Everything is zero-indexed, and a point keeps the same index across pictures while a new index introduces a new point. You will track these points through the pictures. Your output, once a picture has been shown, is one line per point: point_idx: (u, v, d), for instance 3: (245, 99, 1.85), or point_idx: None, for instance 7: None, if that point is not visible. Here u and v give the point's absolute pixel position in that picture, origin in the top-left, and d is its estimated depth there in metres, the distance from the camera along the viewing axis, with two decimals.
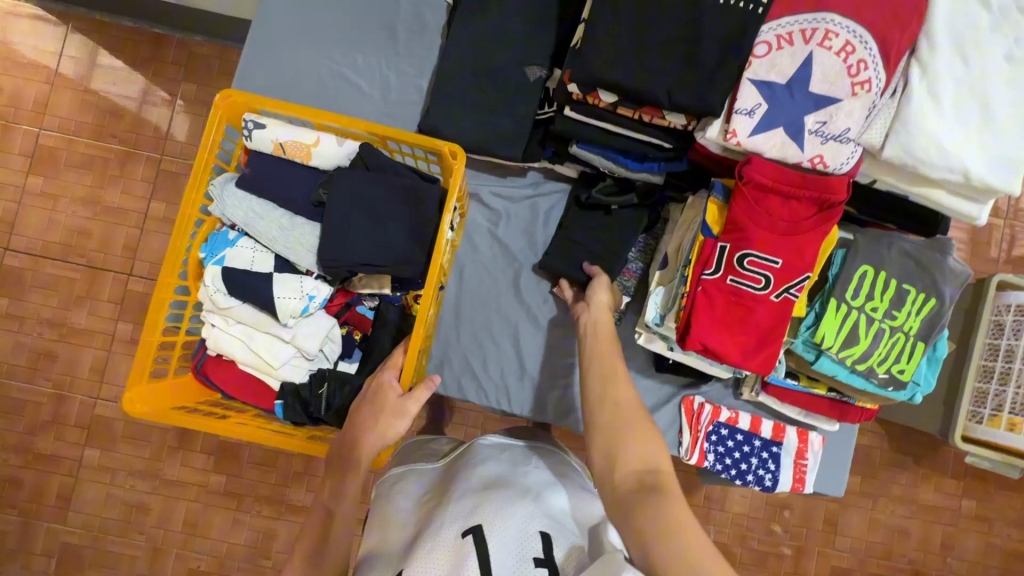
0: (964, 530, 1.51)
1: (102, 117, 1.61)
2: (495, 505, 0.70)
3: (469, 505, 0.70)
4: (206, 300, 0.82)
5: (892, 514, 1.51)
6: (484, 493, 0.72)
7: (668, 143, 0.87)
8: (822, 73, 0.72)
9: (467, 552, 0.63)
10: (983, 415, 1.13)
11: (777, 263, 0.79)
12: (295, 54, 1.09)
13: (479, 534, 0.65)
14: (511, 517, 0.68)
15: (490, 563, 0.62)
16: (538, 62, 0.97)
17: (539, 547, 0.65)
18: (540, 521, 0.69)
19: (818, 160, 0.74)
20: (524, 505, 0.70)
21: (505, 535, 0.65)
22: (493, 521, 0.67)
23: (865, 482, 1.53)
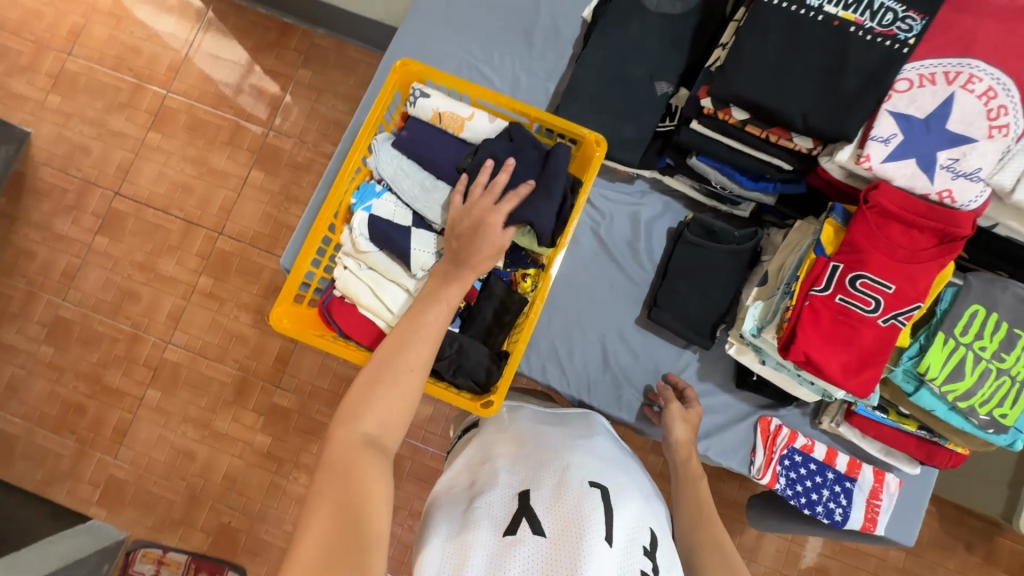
0: None
1: (223, 89, 1.76)
2: (618, 479, 0.73)
3: (596, 464, 0.73)
4: (347, 242, 0.90)
5: None
6: (608, 465, 0.75)
7: (791, 164, 0.92)
8: (962, 114, 0.76)
9: (595, 502, 0.66)
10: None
11: (890, 288, 0.82)
12: (437, 45, 1.19)
13: (606, 496, 0.67)
14: (630, 497, 0.71)
15: (613, 525, 0.64)
16: (667, 78, 1.05)
17: (647, 538, 0.68)
18: (650, 519, 0.72)
19: (946, 194, 0.77)
20: (640, 496, 0.73)
21: (626, 510, 0.69)
22: (618, 493, 0.70)
23: (910, 558, 1.50)
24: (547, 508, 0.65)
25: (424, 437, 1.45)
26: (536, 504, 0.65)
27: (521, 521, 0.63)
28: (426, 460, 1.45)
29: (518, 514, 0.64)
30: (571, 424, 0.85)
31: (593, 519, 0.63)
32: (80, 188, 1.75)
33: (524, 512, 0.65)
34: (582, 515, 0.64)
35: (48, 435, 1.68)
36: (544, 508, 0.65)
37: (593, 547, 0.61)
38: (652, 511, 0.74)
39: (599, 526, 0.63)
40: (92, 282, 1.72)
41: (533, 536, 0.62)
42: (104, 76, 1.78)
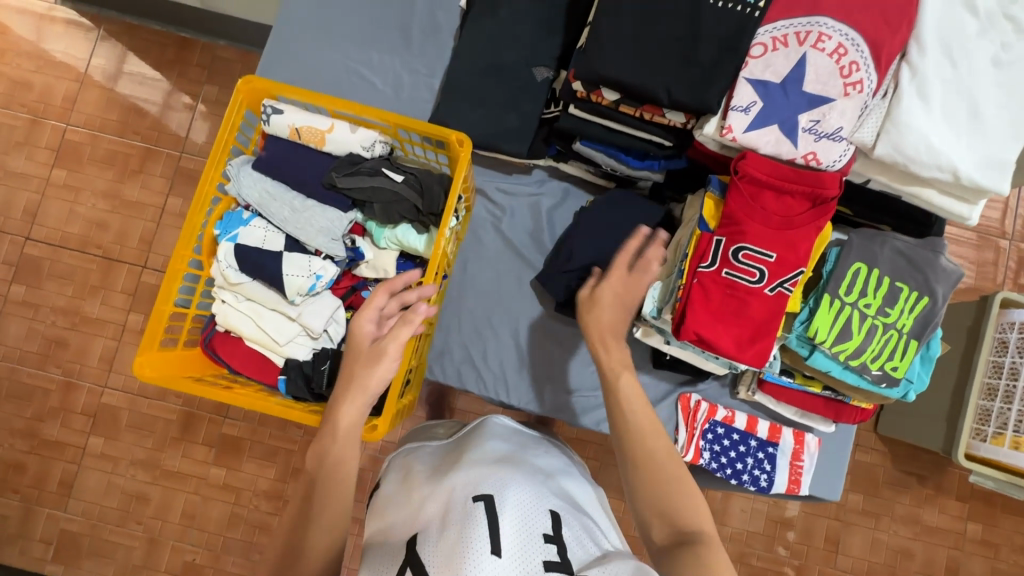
0: (968, 553, 1.52)
1: (126, 116, 1.67)
2: (506, 479, 0.70)
3: (481, 473, 0.70)
4: (218, 276, 0.85)
5: (892, 533, 1.53)
6: (497, 468, 0.72)
7: (669, 140, 0.90)
8: (816, 74, 0.75)
9: (478, 516, 0.62)
10: (987, 433, 1.23)
11: (771, 257, 0.81)
12: (315, 51, 1.14)
13: (491, 502, 0.64)
14: (522, 494, 0.68)
15: (499, 529, 0.61)
16: (545, 63, 1.01)
17: (548, 524, 0.65)
18: (549, 503, 0.70)
19: (811, 156, 0.76)
20: (536, 489, 0.71)
21: (518, 507, 0.65)
22: (505, 494, 0.66)
23: (868, 500, 1.54)
24: (433, 546, 0.62)
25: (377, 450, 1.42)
26: (419, 548, 0.61)
27: (403, 573, 0.60)
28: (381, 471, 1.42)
29: (401, 567, 0.61)
30: (465, 439, 0.82)
31: (476, 533, 0.60)
32: None
33: (408, 562, 0.61)
34: (463, 536, 0.60)
35: None
36: (428, 550, 0.61)
37: (477, 564, 0.57)
38: (552, 499, 0.71)
39: (483, 538, 0.59)
40: (16, 334, 1.64)
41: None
42: None
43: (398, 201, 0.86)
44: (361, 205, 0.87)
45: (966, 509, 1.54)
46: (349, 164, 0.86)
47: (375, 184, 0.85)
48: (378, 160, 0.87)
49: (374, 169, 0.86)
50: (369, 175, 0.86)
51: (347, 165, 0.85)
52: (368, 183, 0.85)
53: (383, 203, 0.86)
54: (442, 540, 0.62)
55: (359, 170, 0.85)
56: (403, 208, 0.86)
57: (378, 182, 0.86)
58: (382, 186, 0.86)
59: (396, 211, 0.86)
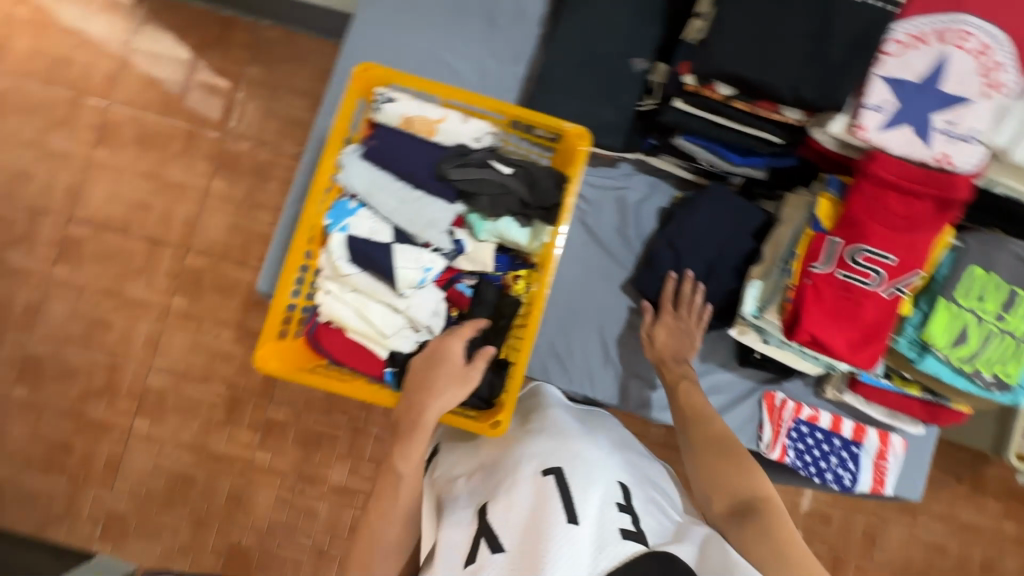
0: (1003, 550, 1.56)
1: (170, 95, 1.64)
2: (571, 451, 0.73)
3: (550, 446, 0.74)
4: (327, 266, 0.84)
5: (930, 530, 1.56)
6: (565, 438, 0.75)
7: (780, 137, 0.89)
8: (955, 74, 0.73)
9: (550, 491, 0.66)
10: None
11: (891, 259, 0.80)
12: (395, 35, 1.11)
13: (560, 476, 0.68)
14: (591, 466, 0.71)
15: (573, 500, 0.65)
16: (643, 54, 1.00)
17: (618, 494, 0.69)
18: (618, 475, 0.73)
19: (943, 159, 0.75)
20: (605, 458, 0.74)
21: (589, 480, 0.69)
22: (574, 467, 0.70)
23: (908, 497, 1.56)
24: (505, 516, 0.66)
25: None
26: (491, 518, 0.66)
27: (479, 542, 0.65)
28: None
29: (477, 537, 0.65)
30: (527, 413, 0.86)
31: (552, 506, 0.64)
32: (29, 216, 1.63)
33: (482, 532, 0.65)
34: (539, 510, 0.64)
35: (38, 476, 1.61)
36: (502, 520, 0.66)
37: (556, 534, 0.61)
38: (618, 470, 0.74)
39: (558, 511, 0.63)
40: (59, 314, 1.63)
41: (493, 554, 0.63)
42: (37, 92, 1.64)
43: (506, 195, 0.84)
44: (466, 198, 0.85)
45: (1003, 507, 1.57)
46: (458, 154, 0.84)
47: (484, 176, 0.83)
48: (485, 151, 0.85)
49: (481, 161, 0.84)
50: (478, 167, 0.84)
51: (456, 157, 0.84)
52: (476, 175, 0.83)
53: (490, 196, 0.84)
54: (516, 511, 0.66)
55: (468, 161, 0.84)
56: (510, 202, 0.84)
57: (487, 175, 0.84)
58: (490, 179, 0.84)
59: (503, 205, 0.84)
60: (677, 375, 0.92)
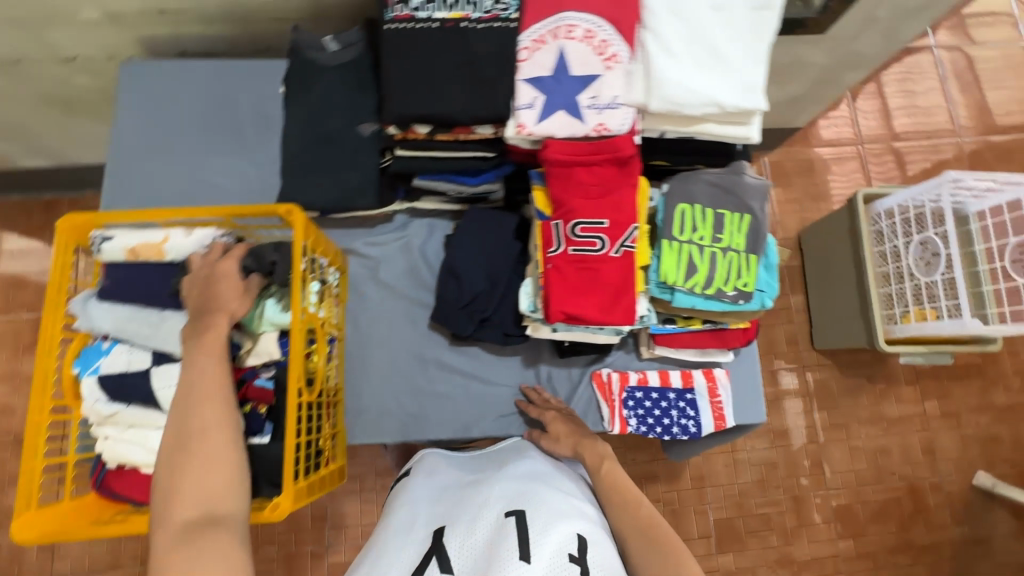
0: (935, 430, 1.62)
1: (6, 291, 1.59)
2: (537, 496, 0.76)
3: (516, 488, 0.77)
4: (92, 413, 0.83)
5: (864, 437, 1.61)
6: (531, 486, 0.79)
7: (490, 151, 0.97)
8: (577, 59, 0.84)
9: (510, 529, 0.69)
10: (896, 316, 1.32)
11: (604, 223, 0.88)
12: (155, 173, 1.17)
13: (521, 516, 0.71)
14: (554, 511, 0.73)
15: (528, 542, 0.67)
16: (368, 118, 1.08)
17: (573, 546, 0.69)
18: (580, 525, 0.73)
19: (600, 128, 0.84)
20: (569, 508, 0.76)
21: (548, 524, 0.71)
22: (538, 509, 0.73)
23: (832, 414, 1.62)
24: (459, 544, 0.71)
25: None
26: (447, 541, 0.72)
27: (430, 560, 0.71)
28: None
29: (428, 555, 0.71)
30: (503, 460, 0.90)
31: (505, 545, 0.67)
32: None
33: (434, 551, 0.72)
34: (495, 546, 0.68)
35: None
36: (457, 548, 0.71)
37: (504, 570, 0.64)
38: (579, 518, 0.75)
39: (511, 547, 0.66)
40: None
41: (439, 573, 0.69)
42: None
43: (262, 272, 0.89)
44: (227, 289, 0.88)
45: (917, 390, 1.64)
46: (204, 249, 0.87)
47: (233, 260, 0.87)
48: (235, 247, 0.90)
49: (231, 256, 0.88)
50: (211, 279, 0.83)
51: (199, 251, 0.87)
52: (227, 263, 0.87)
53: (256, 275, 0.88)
54: (470, 545, 0.71)
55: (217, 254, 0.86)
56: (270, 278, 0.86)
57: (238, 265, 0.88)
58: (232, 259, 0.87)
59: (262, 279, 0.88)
60: (597, 457, 0.90)
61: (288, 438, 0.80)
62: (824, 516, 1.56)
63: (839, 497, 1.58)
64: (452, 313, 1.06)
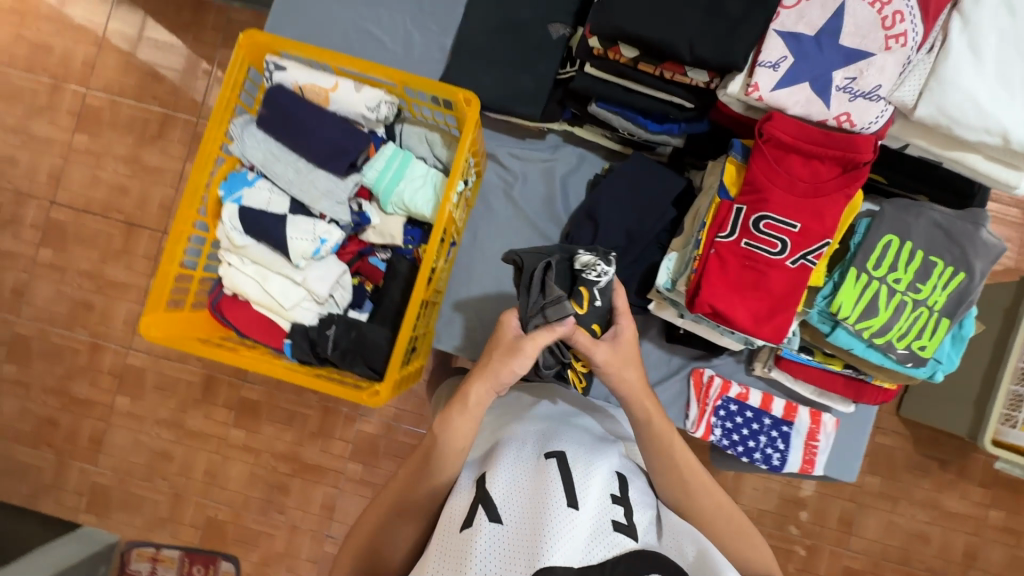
0: (989, 540, 1.41)
1: (144, 80, 1.64)
2: (570, 439, 0.72)
3: (545, 435, 0.72)
4: (224, 238, 0.84)
5: (909, 517, 1.42)
6: (556, 429, 0.74)
7: (690, 102, 0.85)
8: (853, 26, 0.69)
9: (551, 471, 0.65)
10: (1018, 419, 1.09)
11: (795, 227, 0.76)
12: (324, 7, 1.10)
13: (561, 459, 0.66)
14: (590, 456, 0.69)
15: (574, 485, 0.63)
16: (561, 19, 0.96)
17: (613, 486, 0.67)
18: (613, 465, 0.71)
19: (844, 118, 0.71)
20: (598, 450, 0.72)
21: (586, 467, 0.67)
22: (575, 453, 0.69)
23: (885, 482, 1.42)
24: (501, 487, 0.63)
25: None
26: (490, 488, 0.63)
27: (477, 509, 0.61)
28: None
29: (474, 503, 0.62)
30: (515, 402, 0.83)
31: (554, 488, 0.62)
32: (14, 201, 1.67)
33: (480, 500, 0.62)
34: (540, 486, 0.63)
35: (28, 450, 1.66)
36: (499, 487, 0.63)
37: (556, 517, 0.58)
38: (610, 458, 0.72)
39: (561, 492, 0.61)
40: (44, 297, 1.66)
41: (490, 523, 0.59)
42: (20, 79, 1.67)
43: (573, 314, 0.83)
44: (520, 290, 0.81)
45: (987, 494, 1.41)
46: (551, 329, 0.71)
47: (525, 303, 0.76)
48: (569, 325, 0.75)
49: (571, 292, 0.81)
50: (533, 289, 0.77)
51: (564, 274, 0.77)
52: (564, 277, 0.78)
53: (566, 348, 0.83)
54: (517, 487, 0.63)
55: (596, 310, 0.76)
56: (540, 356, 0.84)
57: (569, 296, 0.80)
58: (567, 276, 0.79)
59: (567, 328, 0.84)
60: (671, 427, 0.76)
61: (403, 328, 0.81)
62: (830, 570, 1.43)
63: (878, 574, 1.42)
64: None
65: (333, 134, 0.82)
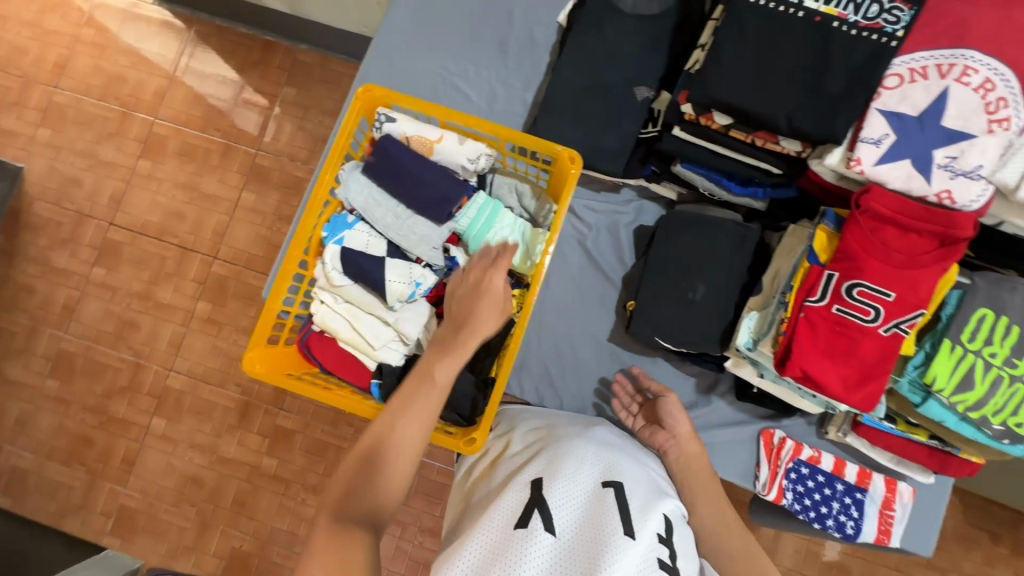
0: None
1: (210, 112, 1.73)
2: (629, 470, 0.74)
3: (606, 459, 0.74)
4: (321, 277, 0.88)
5: None
6: (613, 454, 0.76)
7: (779, 168, 0.88)
8: (958, 108, 0.72)
9: (608, 498, 0.67)
10: None
11: (890, 296, 0.77)
12: (412, 59, 1.16)
13: (619, 489, 0.68)
14: (645, 492, 0.71)
15: (628, 516, 0.65)
16: (647, 83, 1.00)
17: (664, 528, 0.68)
18: (667, 506, 0.72)
19: (945, 195, 0.73)
20: (654, 487, 0.73)
21: (642, 502, 0.69)
22: (632, 485, 0.70)
23: (938, 554, 1.37)
24: (559, 498, 0.66)
25: (429, 452, 1.35)
26: (549, 496, 0.66)
27: (533, 512, 0.64)
28: (433, 476, 1.34)
29: (530, 507, 0.65)
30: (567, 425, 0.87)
31: (608, 516, 0.64)
32: (74, 220, 1.72)
33: (536, 503, 0.65)
34: (595, 512, 0.65)
35: (59, 468, 1.66)
36: (557, 501, 0.66)
37: (608, 547, 0.60)
38: (666, 497, 0.73)
39: (616, 522, 0.63)
40: (92, 315, 1.69)
41: (544, 531, 0.62)
42: (92, 106, 1.75)
43: (666, 304, 0.97)
44: (665, 283, 0.98)
45: None
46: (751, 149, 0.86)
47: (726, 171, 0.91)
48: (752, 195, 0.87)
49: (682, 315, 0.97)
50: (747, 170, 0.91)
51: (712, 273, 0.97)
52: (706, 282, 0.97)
53: (634, 316, 0.99)
54: (571, 503, 0.66)
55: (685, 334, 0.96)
56: (638, 329, 0.98)
57: (687, 299, 0.97)
58: (709, 321, 0.96)
59: (654, 313, 0.98)
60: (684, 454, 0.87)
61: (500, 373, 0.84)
62: None
63: None
64: (658, 320, 0.97)
65: (438, 183, 0.85)
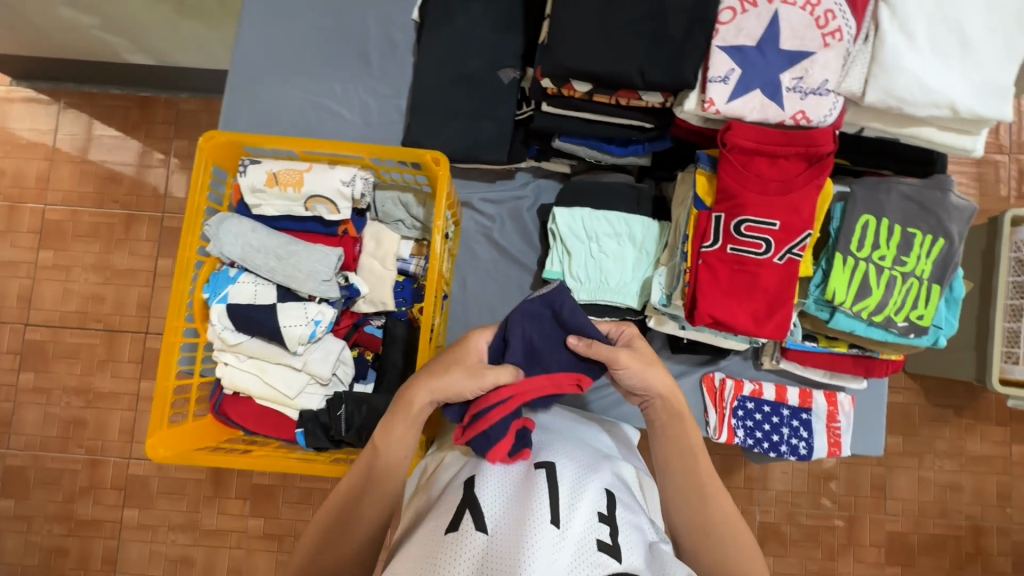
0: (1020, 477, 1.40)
1: (102, 184, 1.62)
2: (563, 449, 0.70)
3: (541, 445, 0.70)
4: (216, 339, 0.85)
5: (940, 470, 1.40)
6: (553, 439, 0.72)
7: (650, 122, 0.88)
8: (791, 30, 0.73)
9: (538, 482, 0.63)
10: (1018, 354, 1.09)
11: (775, 225, 0.78)
12: (275, 91, 1.11)
13: (552, 469, 0.65)
14: (584, 470, 0.67)
15: (557, 496, 0.61)
16: (511, 63, 0.98)
17: (602, 504, 0.64)
18: (607, 481, 0.67)
19: (800, 116, 0.74)
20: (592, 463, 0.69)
21: (577, 480, 0.65)
22: (567, 465, 0.67)
23: (908, 440, 1.41)
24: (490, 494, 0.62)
25: None
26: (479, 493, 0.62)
27: (463, 514, 0.60)
28: None
29: (460, 508, 0.61)
30: None
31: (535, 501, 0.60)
32: None
33: (467, 504, 0.61)
34: (523, 499, 0.61)
35: None
36: (488, 497, 0.62)
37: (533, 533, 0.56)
38: (607, 472, 0.69)
39: (545, 507, 0.59)
40: (31, 424, 1.59)
41: (476, 531, 0.58)
42: None
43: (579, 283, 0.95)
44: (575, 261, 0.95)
45: (1005, 432, 1.40)
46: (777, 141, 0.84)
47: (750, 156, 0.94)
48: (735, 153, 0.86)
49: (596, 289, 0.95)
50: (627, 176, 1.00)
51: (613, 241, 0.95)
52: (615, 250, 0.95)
53: None
54: (501, 497, 0.62)
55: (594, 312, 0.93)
56: None
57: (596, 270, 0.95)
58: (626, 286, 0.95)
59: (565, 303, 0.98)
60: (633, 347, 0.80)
61: None
62: (876, 540, 1.40)
63: (927, 535, 1.40)
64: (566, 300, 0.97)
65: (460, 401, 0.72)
